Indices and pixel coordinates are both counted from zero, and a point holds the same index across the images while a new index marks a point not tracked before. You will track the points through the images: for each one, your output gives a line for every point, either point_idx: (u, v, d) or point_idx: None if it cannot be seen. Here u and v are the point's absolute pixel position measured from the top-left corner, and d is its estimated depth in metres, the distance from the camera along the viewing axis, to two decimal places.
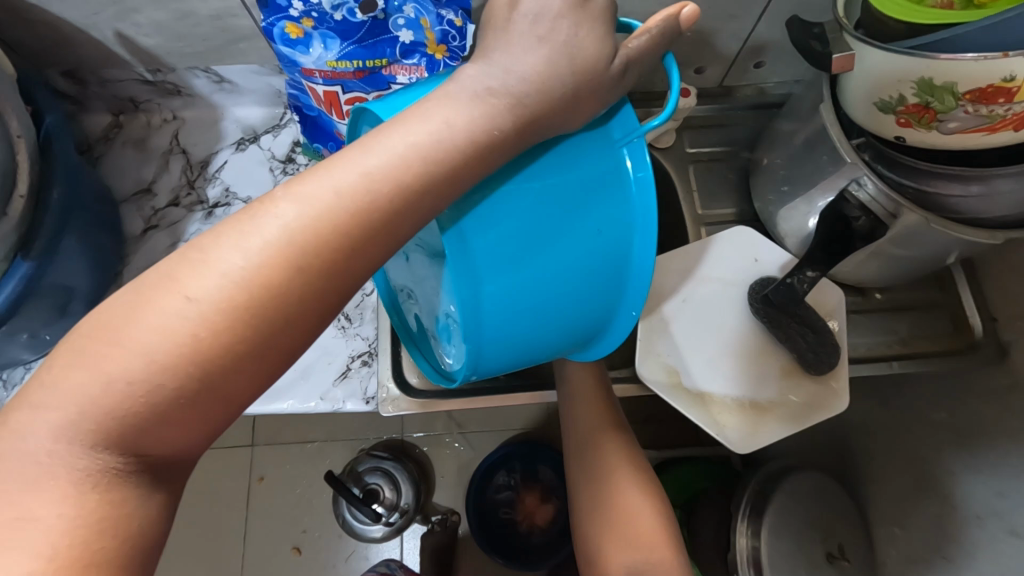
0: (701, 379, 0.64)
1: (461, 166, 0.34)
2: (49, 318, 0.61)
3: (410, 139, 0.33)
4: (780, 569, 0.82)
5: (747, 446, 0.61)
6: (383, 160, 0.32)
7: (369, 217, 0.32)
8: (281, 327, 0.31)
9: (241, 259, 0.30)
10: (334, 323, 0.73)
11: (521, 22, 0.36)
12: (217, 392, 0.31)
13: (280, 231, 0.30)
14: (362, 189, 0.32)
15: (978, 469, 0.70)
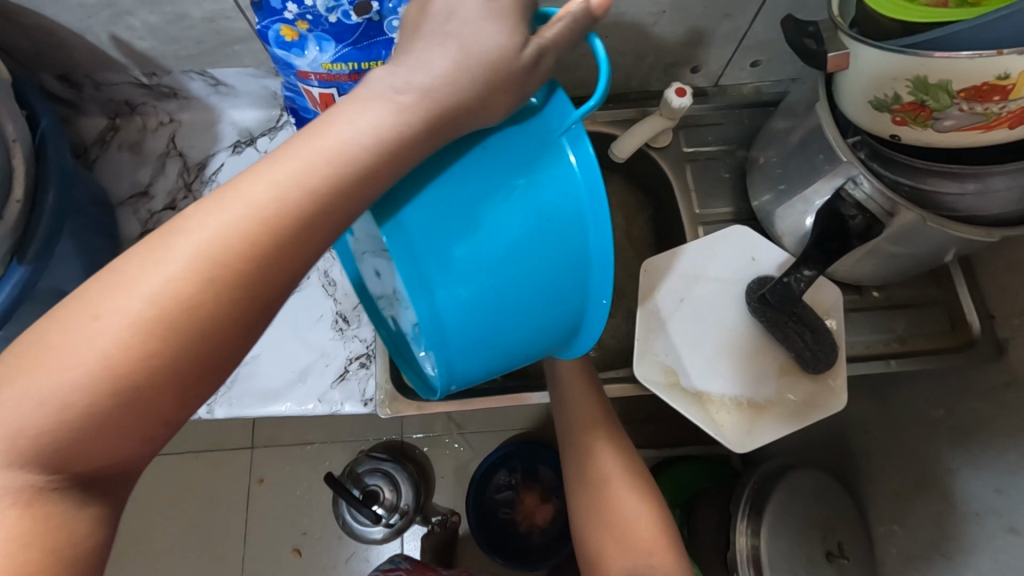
0: (700, 379, 0.64)
1: (373, 170, 0.34)
2: None
3: (318, 144, 0.33)
4: (780, 567, 0.82)
5: (745, 445, 0.61)
6: (290, 167, 0.32)
7: (283, 225, 0.32)
8: (201, 340, 0.31)
9: (154, 274, 0.30)
10: (332, 324, 0.72)
11: (428, 27, 0.36)
12: (135, 409, 0.30)
13: (194, 245, 0.31)
14: (271, 199, 0.32)
15: (975, 466, 0.70)
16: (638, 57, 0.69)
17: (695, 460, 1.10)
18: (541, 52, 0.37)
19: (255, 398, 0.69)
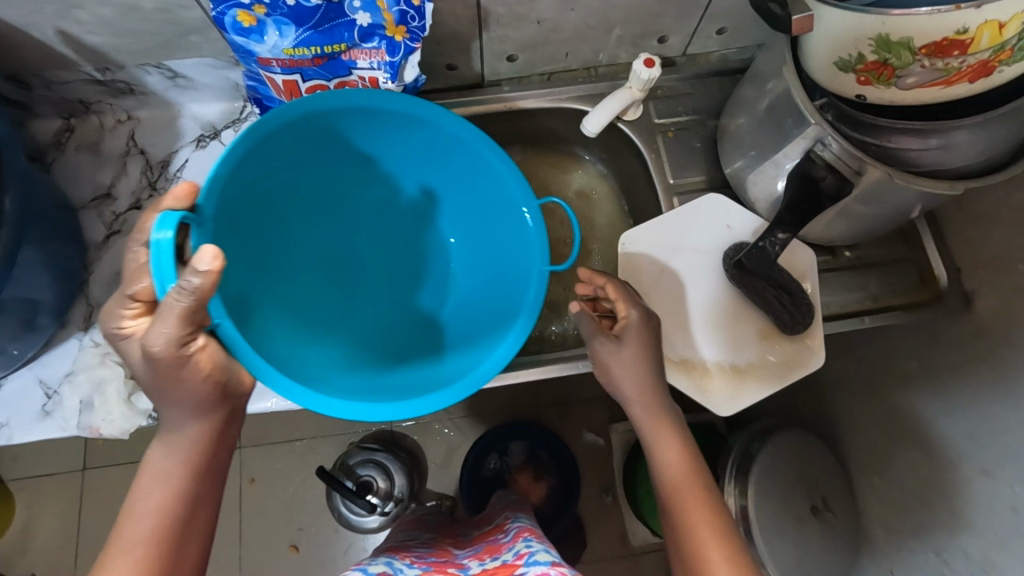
0: (681, 347, 0.65)
1: (217, 433, 0.50)
2: (15, 334, 0.59)
3: (175, 443, 0.48)
4: (769, 524, 0.85)
5: (730, 408, 0.63)
6: (170, 455, 0.47)
7: (198, 463, 0.48)
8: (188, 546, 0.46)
9: (143, 531, 0.44)
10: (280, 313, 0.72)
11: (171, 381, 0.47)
12: None
13: (149, 507, 0.45)
14: (174, 469, 0.47)
15: (947, 414, 0.74)
16: (606, 30, 0.69)
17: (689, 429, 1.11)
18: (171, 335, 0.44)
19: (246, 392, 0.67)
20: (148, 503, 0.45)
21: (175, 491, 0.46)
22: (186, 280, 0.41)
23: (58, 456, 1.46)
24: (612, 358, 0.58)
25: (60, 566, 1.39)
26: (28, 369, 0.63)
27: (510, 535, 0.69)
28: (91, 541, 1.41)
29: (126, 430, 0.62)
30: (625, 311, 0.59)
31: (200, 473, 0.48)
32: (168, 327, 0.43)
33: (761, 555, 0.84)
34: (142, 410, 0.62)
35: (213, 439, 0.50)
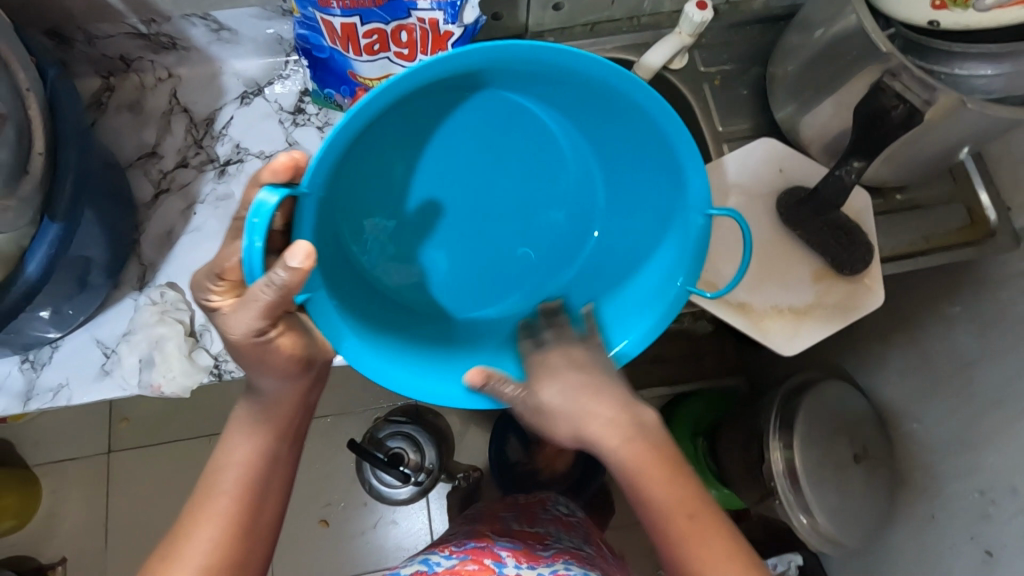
0: (737, 290, 0.65)
1: (305, 392, 0.53)
2: (70, 292, 0.57)
3: (257, 401, 0.50)
4: (815, 474, 0.87)
5: (791, 347, 0.63)
6: (254, 415, 0.50)
7: (280, 424, 0.51)
8: (267, 502, 0.50)
9: (229, 486, 0.48)
10: None
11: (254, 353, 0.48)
12: (254, 548, 0.49)
13: (235, 463, 0.49)
14: (255, 428, 0.50)
15: (993, 355, 0.74)
16: None
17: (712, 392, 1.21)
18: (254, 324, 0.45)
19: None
20: (235, 457, 0.49)
21: (258, 449, 0.50)
22: (275, 275, 0.40)
23: (83, 440, 1.45)
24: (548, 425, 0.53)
25: (91, 546, 1.40)
26: (83, 330, 0.62)
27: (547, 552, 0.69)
28: (121, 522, 1.41)
29: (187, 387, 0.61)
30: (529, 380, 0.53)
31: (281, 435, 0.51)
32: (251, 316, 0.44)
33: (807, 502, 0.86)
34: (203, 366, 0.62)
35: (303, 397, 0.53)
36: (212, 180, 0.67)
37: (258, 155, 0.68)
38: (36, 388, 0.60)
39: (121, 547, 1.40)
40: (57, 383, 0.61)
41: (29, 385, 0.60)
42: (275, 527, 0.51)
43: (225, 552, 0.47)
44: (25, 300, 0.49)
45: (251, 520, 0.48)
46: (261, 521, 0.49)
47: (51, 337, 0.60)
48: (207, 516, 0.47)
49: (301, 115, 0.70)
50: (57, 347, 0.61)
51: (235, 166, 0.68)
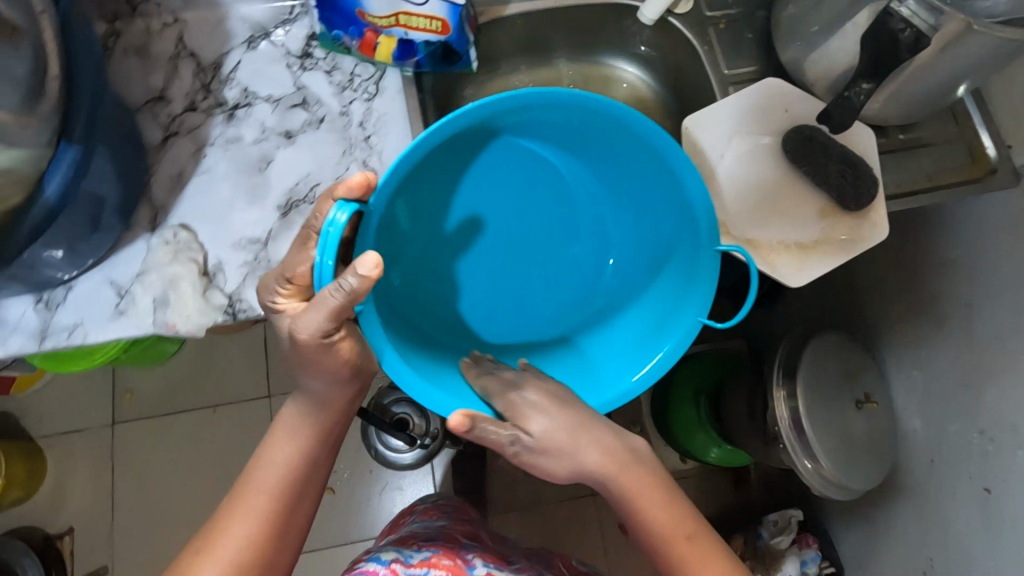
0: (745, 228, 0.66)
1: (346, 399, 0.63)
2: (83, 231, 0.57)
3: (302, 409, 0.61)
4: (818, 422, 0.88)
5: (798, 280, 0.64)
6: (298, 421, 0.61)
7: (319, 431, 0.62)
8: (301, 493, 0.61)
9: (270, 478, 0.59)
10: None
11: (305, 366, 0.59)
12: (288, 530, 0.60)
13: (277, 460, 0.60)
14: (299, 431, 0.61)
15: (994, 295, 0.76)
16: None
17: (708, 355, 1.28)
18: (318, 323, 0.53)
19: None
20: (279, 453, 0.60)
21: (299, 448, 0.61)
22: (345, 281, 0.48)
23: (86, 413, 1.45)
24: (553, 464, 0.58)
25: (99, 516, 1.41)
26: (97, 271, 0.62)
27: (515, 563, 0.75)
28: (128, 492, 1.42)
29: (202, 325, 0.62)
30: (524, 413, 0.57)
31: (319, 441, 0.62)
32: (315, 316, 0.53)
33: (812, 448, 0.88)
34: (218, 305, 0.62)
35: (345, 404, 0.64)
36: (221, 123, 0.67)
37: (267, 99, 0.68)
38: (52, 327, 0.61)
39: (128, 517, 1.41)
40: (72, 322, 0.61)
41: (45, 324, 0.61)
42: (307, 513, 0.63)
43: (263, 531, 0.58)
44: (48, 220, 0.51)
45: (288, 507, 0.60)
46: (296, 507, 0.61)
47: (64, 277, 0.61)
48: (252, 498, 0.58)
49: (308, 60, 0.70)
50: (71, 287, 0.62)
51: (243, 110, 0.68)
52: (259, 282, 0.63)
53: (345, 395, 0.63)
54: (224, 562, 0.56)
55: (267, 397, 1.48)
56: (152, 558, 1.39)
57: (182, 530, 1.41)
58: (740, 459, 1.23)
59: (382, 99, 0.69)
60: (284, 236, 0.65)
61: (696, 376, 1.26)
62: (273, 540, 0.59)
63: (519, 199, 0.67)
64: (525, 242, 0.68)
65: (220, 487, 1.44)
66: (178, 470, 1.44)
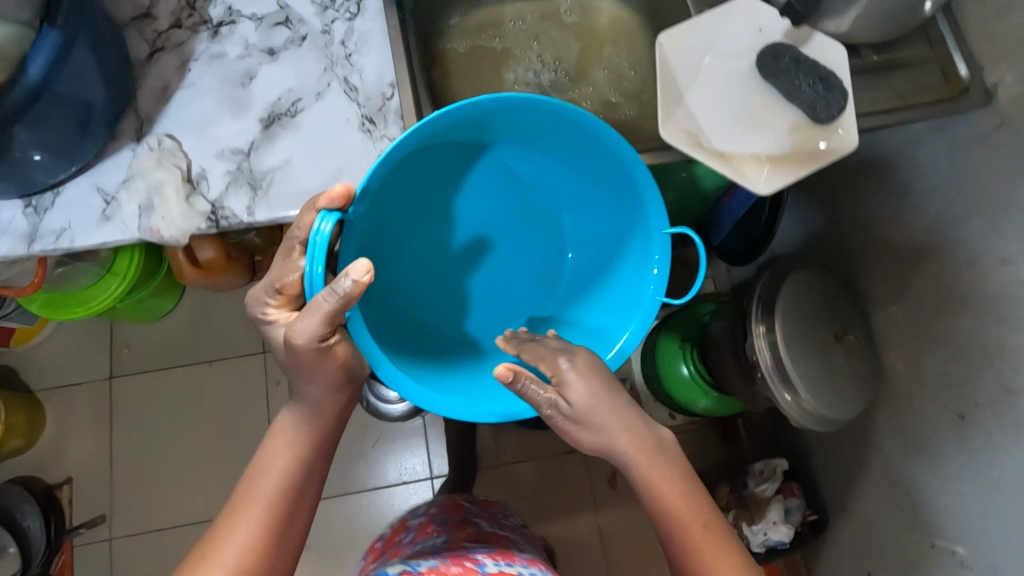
0: (719, 141, 0.67)
1: (343, 405, 0.68)
2: (70, 134, 0.60)
3: (300, 419, 0.66)
4: (799, 357, 0.89)
5: (769, 187, 0.65)
6: (294, 430, 0.66)
7: (313, 437, 0.67)
8: (300, 496, 0.66)
9: (268, 484, 0.64)
10: (357, 126, 0.68)
11: (305, 380, 0.64)
12: (286, 532, 0.64)
13: (275, 466, 0.65)
14: (295, 438, 0.66)
15: (969, 219, 0.77)
16: None
17: (678, 316, 1.31)
18: (313, 330, 0.57)
19: (296, 201, 0.66)
20: (276, 461, 0.65)
21: (295, 454, 0.65)
22: (340, 285, 0.53)
23: (85, 366, 1.48)
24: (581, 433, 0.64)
25: (97, 467, 1.43)
26: (84, 178, 0.64)
27: (523, 556, 0.78)
28: (126, 444, 1.45)
29: (186, 231, 0.64)
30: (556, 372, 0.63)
31: (314, 448, 0.67)
32: (311, 323, 0.57)
33: (793, 380, 0.88)
34: (202, 211, 0.64)
35: (341, 413, 0.69)
36: (206, 40, 0.69)
37: (251, 17, 0.70)
38: (40, 231, 0.63)
39: (125, 469, 1.43)
40: (60, 226, 0.63)
41: (34, 228, 0.63)
42: (306, 516, 0.67)
43: (262, 534, 0.62)
44: (29, 99, 0.54)
45: (285, 510, 0.64)
46: (293, 511, 0.65)
47: (53, 181, 0.63)
48: (251, 504, 0.63)
49: None
50: (59, 193, 0.64)
51: (227, 27, 0.69)
52: (241, 191, 0.65)
53: (341, 403, 0.68)
54: (228, 566, 0.60)
55: (263, 353, 1.51)
56: (150, 508, 1.42)
57: (178, 481, 1.44)
58: (734, 404, 1.23)
59: (363, 19, 0.71)
60: (266, 148, 0.67)
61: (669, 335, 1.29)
62: (273, 544, 0.63)
63: (485, 206, 0.77)
64: (495, 244, 0.78)
65: (216, 440, 1.46)
66: (175, 422, 1.47)
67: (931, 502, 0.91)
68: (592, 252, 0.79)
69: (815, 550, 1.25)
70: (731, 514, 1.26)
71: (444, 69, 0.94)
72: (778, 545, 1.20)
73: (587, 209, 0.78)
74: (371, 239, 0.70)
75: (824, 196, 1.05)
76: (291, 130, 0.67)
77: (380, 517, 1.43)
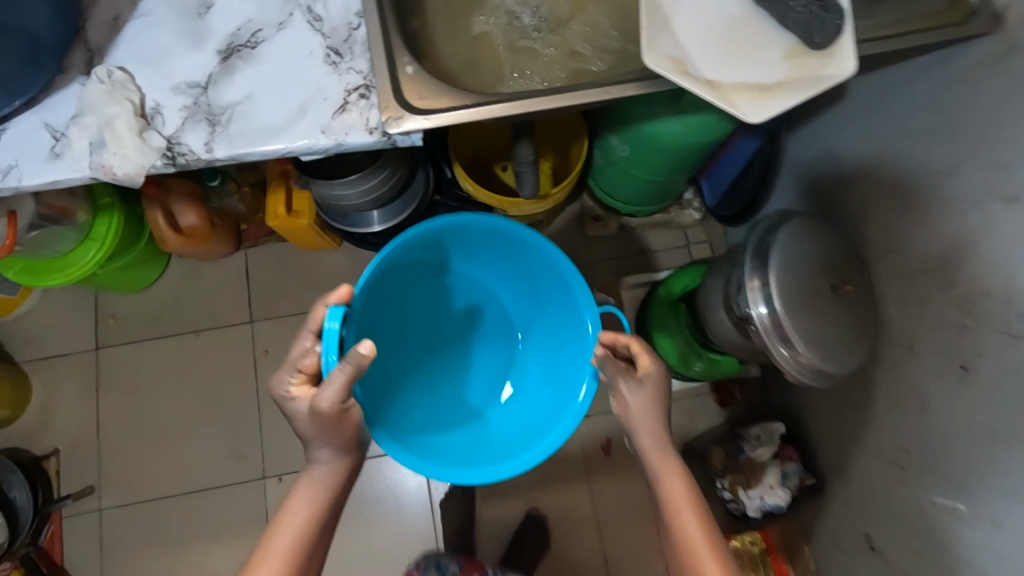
0: (708, 69, 0.63)
1: (355, 462, 0.99)
2: (13, 65, 0.56)
3: (318, 472, 0.94)
4: (795, 312, 0.84)
5: (759, 115, 0.61)
6: (317, 479, 0.94)
7: (326, 480, 0.94)
8: (326, 516, 0.94)
9: (304, 504, 0.93)
10: (321, 57, 0.64)
11: (326, 435, 0.91)
12: (317, 539, 0.92)
13: (309, 492, 0.94)
14: (316, 484, 0.93)
15: (975, 154, 0.74)
16: None
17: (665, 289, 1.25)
18: (326, 398, 0.85)
19: (259, 137, 0.62)
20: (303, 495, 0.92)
21: (317, 488, 0.93)
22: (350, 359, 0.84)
23: (70, 337, 1.46)
24: (636, 396, 0.87)
25: (84, 439, 1.42)
26: (31, 114, 0.62)
27: None
28: (114, 415, 1.43)
29: (140, 168, 0.61)
30: (648, 365, 0.88)
31: (328, 488, 0.94)
32: (329, 391, 0.85)
33: (788, 333, 0.84)
34: (156, 147, 0.61)
35: (348, 468, 0.96)
36: None
37: None
38: None
39: (113, 443, 1.41)
40: (5, 164, 0.60)
41: None
42: (331, 523, 0.97)
43: (304, 537, 0.91)
44: None
45: (321, 519, 0.93)
46: (325, 521, 0.94)
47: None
48: (291, 518, 0.91)
49: None
50: (6, 130, 0.61)
51: None
52: (198, 126, 0.62)
53: (346, 456, 0.95)
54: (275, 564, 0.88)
55: (251, 323, 1.48)
56: (138, 479, 1.40)
57: (167, 453, 1.42)
58: (730, 369, 1.21)
59: None
60: (226, 82, 0.63)
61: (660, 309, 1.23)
62: (308, 545, 0.91)
63: (464, 304, 1.20)
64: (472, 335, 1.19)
65: (204, 412, 1.44)
66: (163, 394, 1.45)
67: (933, 459, 0.88)
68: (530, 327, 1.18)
69: (813, 519, 1.21)
70: (727, 480, 1.23)
71: (422, 20, 0.91)
72: (775, 510, 1.18)
73: (527, 299, 1.16)
74: (391, 336, 1.12)
75: (824, 148, 1.01)
76: (250, 61, 0.64)
77: (371, 487, 1.41)
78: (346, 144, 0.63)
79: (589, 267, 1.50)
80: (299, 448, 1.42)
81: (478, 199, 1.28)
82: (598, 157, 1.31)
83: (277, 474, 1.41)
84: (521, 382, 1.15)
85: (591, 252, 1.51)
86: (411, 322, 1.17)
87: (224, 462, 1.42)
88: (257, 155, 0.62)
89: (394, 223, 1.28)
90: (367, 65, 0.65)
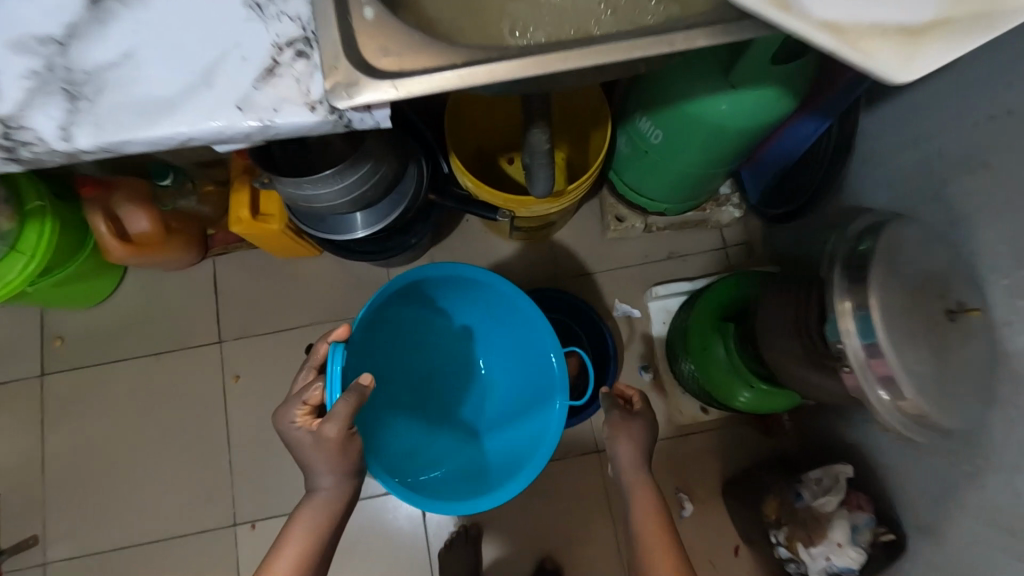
0: (818, 7, 0.42)
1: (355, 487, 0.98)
2: None
3: (317, 495, 0.95)
4: (906, 348, 0.62)
5: (908, 73, 0.41)
6: (316, 501, 0.95)
7: (330, 499, 0.96)
8: (325, 538, 0.95)
9: (304, 523, 0.94)
10: (243, 3, 0.51)
11: (326, 460, 0.92)
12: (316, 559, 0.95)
13: (310, 511, 0.95)
14: (319, 503, 0.95)
15: None
16: None
17: (715, 288, 1.06)
18: (330, 425, 0.88)
19: (132, 112, 0.49)
20: (307, 512, 0.95)
21: (319, 507, 0.95)
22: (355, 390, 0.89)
23: (13, 360, 1.27)
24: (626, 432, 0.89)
25: (28, 478, 1.22)
26: None
27: None
28: (63, 451, 1.24)
29: None
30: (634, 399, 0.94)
31: (330, 511, 0.95)
32: (332, 423, 0.88)
33: (891, 371, 0.62)
34: None
35: (349, 492, 0.96)
36: None
37: None
38: None
39: (60, 484, 1.22)
40: None
41: None
42: (330, 544, 0.97)
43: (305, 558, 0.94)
44: None
45: (323, 542, 0.95)
46: (325, 544, 0.96)
47: None
48: (294, 529, 0.95)
49: None
50: None
51: None
52: (53, 99, 0.49)
53: (347, 481, 0.96)
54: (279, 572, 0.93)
55: (220, 343, 1.28)
56: (88, 526, 1.21)
57: (121, 496, 1.22)
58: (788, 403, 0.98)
59: None
60: (90, 35, 0.50)
61: (708, 319, 1.03)
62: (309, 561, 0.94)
63: (437, 343, 1.26)
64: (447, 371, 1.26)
65: (167, 447, 1.24)
66: (119, 426, 1.25)
67: None
68: (501, 358, 1.25)
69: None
70: (784, 533, 1.04)
71: None
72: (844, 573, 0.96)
73: (495, 330, 1.23)
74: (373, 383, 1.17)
75: (918, 130, 0.79)
76: (140, 8, 0.51)
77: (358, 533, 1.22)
78: (275, 124, 0.49)
79: (610, 275, 1.29)
80: (275, 489, 1.22)
81: (479, 198, 1.07)
82: (624, 146, 1.09)
83: (249, 520, 1.21)
84: (497, 403, 1.25)
85: (613, 258, 1.30)
86: (392, 367, 1.21)
87: (188, 506, 1.22)
88: (148, 142, 0.49)
89: (379, 227, 1.04)
90: (306, 9, 0.51)
